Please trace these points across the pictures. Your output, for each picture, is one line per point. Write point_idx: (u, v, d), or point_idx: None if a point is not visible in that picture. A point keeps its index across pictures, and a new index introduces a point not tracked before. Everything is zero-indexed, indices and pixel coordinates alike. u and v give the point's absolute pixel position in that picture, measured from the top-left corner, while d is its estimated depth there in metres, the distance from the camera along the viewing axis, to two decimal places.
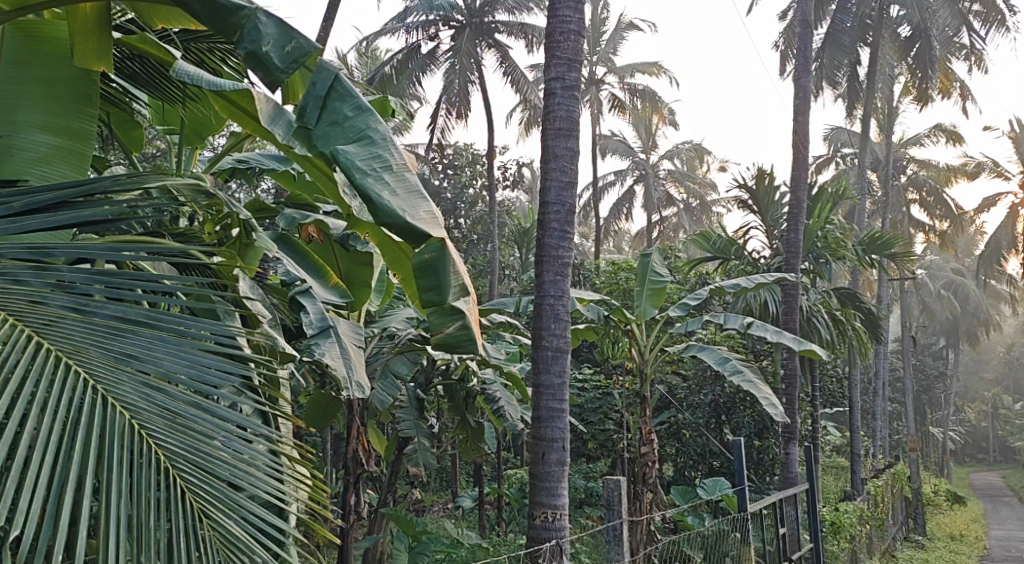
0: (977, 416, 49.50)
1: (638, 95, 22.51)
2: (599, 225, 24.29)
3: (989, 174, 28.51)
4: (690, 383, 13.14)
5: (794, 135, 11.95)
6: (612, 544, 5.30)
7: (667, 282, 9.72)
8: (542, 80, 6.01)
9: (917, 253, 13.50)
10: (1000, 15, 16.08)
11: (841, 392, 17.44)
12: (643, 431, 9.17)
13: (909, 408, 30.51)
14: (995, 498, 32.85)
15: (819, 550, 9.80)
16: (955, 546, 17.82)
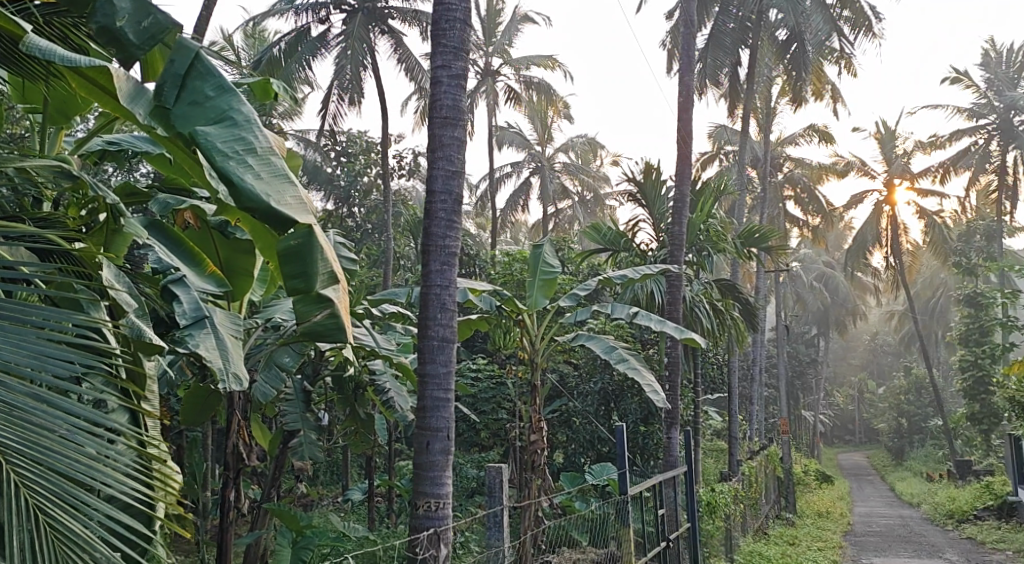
0: (845, 400, 52.61)
1: (532, 88, 22.63)
2: (494, 216, 24.33)
3: (857, 173, 30.18)
4: (581, 371, 13.42)
5: (679, 131, 12.29)
6: (492, 531, 5.34)
7: (557, 273, 9.83)
8: (429, 68, 5.95)
9: (792, 246, 14.11)
10: (868, 22, 16.98)
11: (721, 378, 18.16)
12: (532, 419, 9.25)
13: (782, 393, 32.11)
14: (859, 477, 35.00)
15: (696, 530, 10.15)
16: (822, 522, 18.90)
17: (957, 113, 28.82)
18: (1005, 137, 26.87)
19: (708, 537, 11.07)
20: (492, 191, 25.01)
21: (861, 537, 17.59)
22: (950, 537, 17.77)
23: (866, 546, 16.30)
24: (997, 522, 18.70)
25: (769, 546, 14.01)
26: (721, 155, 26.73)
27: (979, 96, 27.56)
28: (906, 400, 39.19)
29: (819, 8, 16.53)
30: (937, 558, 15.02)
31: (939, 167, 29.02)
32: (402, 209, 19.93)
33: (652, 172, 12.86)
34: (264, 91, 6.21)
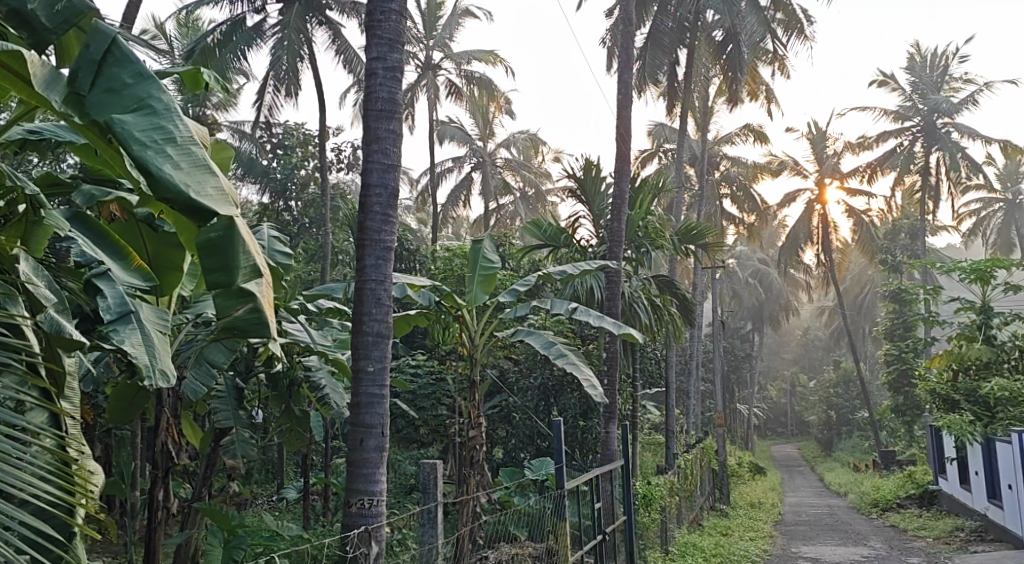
0: (778, 394, 53.89)
1: (474, 83, 22.56)
2: (434, 211, 24.19)
3: (790, 173, 30.90)
4: (522, 366, 13.34)
5: (618, 128, 12.40)
6: (426, 528, 5.32)
7: (497, 269, 9.81)
8: (363, 60, 5.87)
9: (728, 244, 14.37)
10: (800, 25, 17.38)
11: (658, 372, 18.40)
12: (470, 415, 9.23)
13: (718, 387, 32.71)
14: (790, 468, 35.95)
15: (631, 523, 10.27)
16: (754, 513, 19.34)
17: (884, 115, 29.73)
18: (929, 139, 27.83)
19: (644, 529, 11.21)
20: (433, 186, 24.87)
21: (791, 527, 18.05)
22: (875, 525, 18.36)
23: (795, 535, 16.73)
24: (919, 510, 19.43)
25: (703, 537, 14.26)
26: (660, 153, 27.05)
27: (905, 99, 28.48)
28: (834, 393, 40.34)
29: (753, 10, 16.86)
30: (862, 545, 15.50)
31: (866, 167, 29.91)
32: (340, 203, 19.65)
33: (592, 169, 12.95)
34: (194, 81, 6.03)
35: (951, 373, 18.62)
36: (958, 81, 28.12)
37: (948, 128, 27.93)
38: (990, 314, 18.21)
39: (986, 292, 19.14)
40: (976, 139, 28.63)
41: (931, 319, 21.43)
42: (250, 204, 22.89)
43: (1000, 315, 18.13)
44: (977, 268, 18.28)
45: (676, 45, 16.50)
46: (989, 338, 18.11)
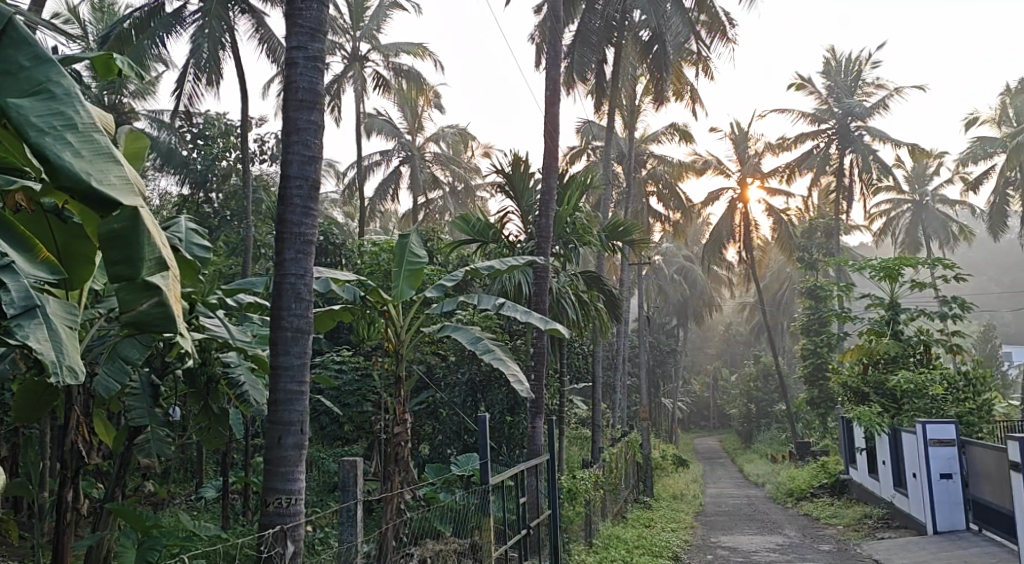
0: (701, 388, 55.09)
1: (402, 75, 22.32)
2: (361, 205, 23.84)
3: (713, 172, 31.58)
4: (450, 362, 13.28)
5: (545, 124, 12.46)
6: (345, 527, 5.25)
7: (423, 264, 9.75)
8: (283, 49, 5.74)
9: (653, 241, 14.58)
10: (723, 26, 17.76)
11: (585, 367, 18.57)
12: (395, 411, 9.16)
13: (643, 381, 33.21)
14: (711, 460, 36.83)
15: (557, 517, 10.33)
16: (676, 504, 19.74)
17: (802, 117, 30.67)
18: (843, 141, 28.82)
19: (568, 522, 11.29)
20: (360, 180, 24.53)
21: (711, 517, 18.49)
22: (790, 514, 18.95)
23: (715, 525, 17.14)
24: (831, 499, 20.16)
25: (626, 529, 14.48)
26: (588, 150, 27.28)
27: (821, 102, 29.44)
28: (754, 386, 41.47)
29: (678, 11, 17.16)
30: (778, 533, 15.98)
31: (785, 168, 30.79)
32: (263, 195, 19.21)
33: (521, 165, 12.99)
34: (107, 68, 5.82)
35: (861, 367, 19.37)
36: (871, 85, 29.22)
37: (861, 131, 29.00)
38: (897, 310, 19.08)
39: (895, 289, 19.96)
40: (888, 141, 29.78)
41: (844, 314, 22.21)
42: (168, 196, 22.19)
43: (907, 311, 19.03)
44: (886, 266, 19.02)
45: (603, 43, 16.66)
46: (897, 334, 18.96)
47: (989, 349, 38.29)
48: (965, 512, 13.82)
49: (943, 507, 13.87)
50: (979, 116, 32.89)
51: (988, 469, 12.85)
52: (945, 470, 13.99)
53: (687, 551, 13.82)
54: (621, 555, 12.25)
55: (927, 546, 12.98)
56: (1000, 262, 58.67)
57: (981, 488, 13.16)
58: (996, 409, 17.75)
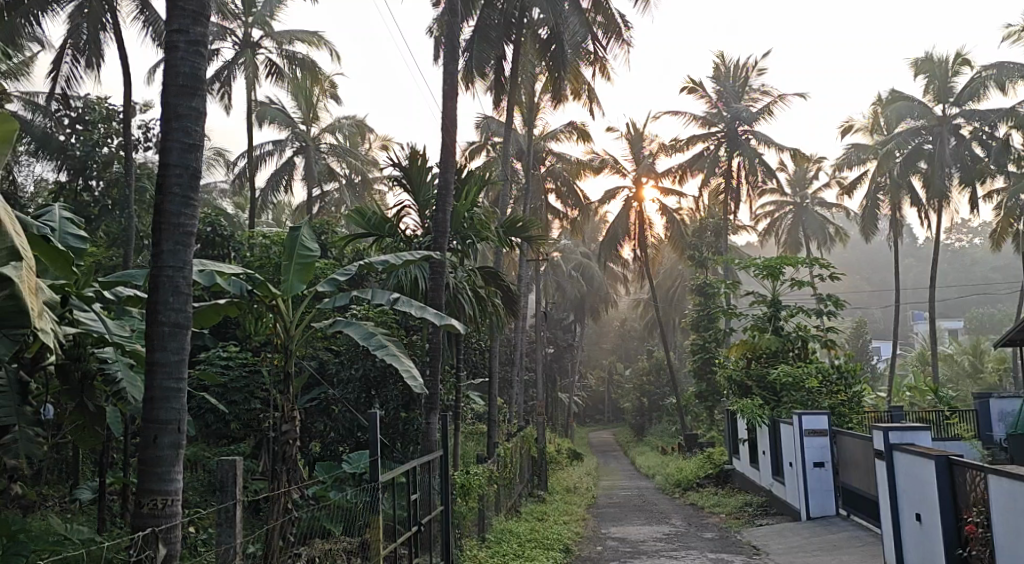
0: (597, 383, 56.23)
1: (296, 64, 21.76)
2: (252, 197, 23.10)
3: (610, 171, 32.19)
4: (342, 357, 12.99)
5: (443, 119, 12.39)
6: (223, 529, 5.09)
7: (315, 258, 9.53)
8: (162, 31, 5.50)
9: (551, 238, 14.71)
10: (618, 28, 18.07)
11: (482, 362, 18.58)
12: (284, 408, 8.93)
13: (539, 376, 33.55)
14: (604, 453, 37.62)
15: (449, 513, 10.30)
16: (569, 497, 20.06)
17: (693, 120, 31.62)
18: (731, 144, 29.90)
19: (460, 518, 11.26)
20: (252, 170, 23.77)
21: (602, 509, 18.86)
22: (677, 504, 19.54)
23: (606, 517, 17.50)
24: (715, 488, 20.94)
25: (519, 523, 14.60)
26: (488, 146, 27.29)
27: (712, 106, 30.46)
28: (647, 381, 42.58)
29: (577, 12, 17.36)
30: (665, 523, 16.45)
31: (678, 168, 31.69)
32: (146, 184, 18.35)
33: (418, 159, 12.88)
34: None
35: (745, 361, 20.17)
36: (756, 92, 30.43)
37: (747, 136, 30.15)
38: (778, 307, 19.98)
39: (776, 287, 20.85)
40: (772, 145, 31.06)
41: (731, 311, 23.04)
42: (42, 182, 20.92)
43: (787, 308, 19.95)
44: (769, 265, 19.86)
45: (503, 40, 16.70)
46: (778, 330, 19.87)
47: (861, 344, 40.56)
48: (835, 498, 14.61)
49: (816, 494, 14.63)
50: (855, 123, 34.71)
51: (856, 458, 13.62)
52: (818, 459, 14.76)
53: (579, 543, 14.07)
54: (513, 549, 12.33)
55: (802, 532, 13.62)
56: (871, 263, 62.26)
57: (850, 476, 13.94)
58: (866, 400, 18.82)
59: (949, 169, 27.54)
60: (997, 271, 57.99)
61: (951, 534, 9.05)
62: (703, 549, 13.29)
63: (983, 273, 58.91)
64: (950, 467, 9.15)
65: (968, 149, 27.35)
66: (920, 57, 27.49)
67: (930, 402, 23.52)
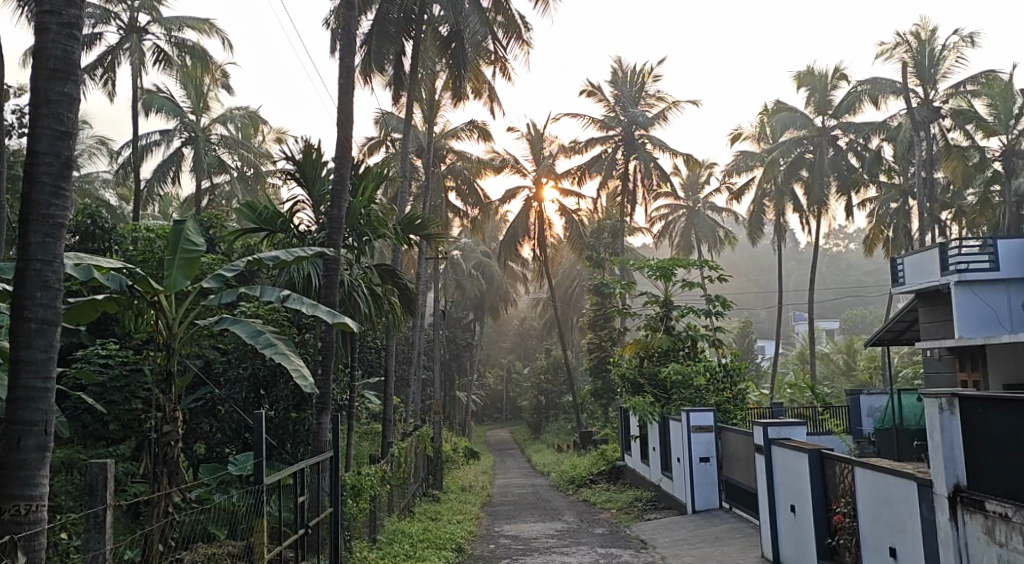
0: (495, 381, 56.52)
1: (185, 51, 20.91)
2: (136, 188, 22.06)
3: (510, 170, 32.34)
4: (230, 357, 12.55)
5: (339, 114, 12.17)
6: (91, 535, 4.86)
7: (200, 253, 9.20)
8: (31, 12, 5.21)
9: (449, 236, 14.65)
10: (518, 29, 18.15)
11: (378, 361, 18.32)
12: (166, 410, 8.55)
13: (436, 374, 33.40)
14: (500, 451, 37.87)
15: (339, 514, 10.11)
16: (464, 496, 20.04)
17: (592, 123, 32.12)
18: (628, 148, 30.58)
19: (350, 520, 11.05)
20: (136, 160, 22.70)
21: (496, 507, 18.95)
22: (569, 500, 19.85)
23: (499, 516, 17.60)
24: (607, 484, 21.39)
25: (411, 523, 14.50)
26: (387, 142, 26.89)
27: (609, 110, 31.06)
28: (544, 380, 43.11)
29: (477, 11, 17.31)
30: (557, 520, 16.66)
31: (576, 170, 32.09)
32: (19, 172, 17.26)
33: (312, 153, 12.60)
34: None
35: (638, 360, 20.67)
36: (652, 97, 31.16)
37: (643, 140, 30.88)
38: (670, 307, 20.53)
39: (668, 288, 21.41)
40: (667, 150, 31.90)
41: (626, 311, 23.53)
42: None
43: (678, 308, 20.54)
44: (662, 266, 20.39)
45: (402, 36, 16.53)
46: (669, 329, 20.45)
47: (747, 343, 42.18)
48: (719, 492, 15.15)
49: (701, 488, 15.11)
50: (743, 131, 36.08)
51: (739, 453, 14.17)
52: (703, 454, 15.27)
53: (472, 542, 14.10)
54: (404, 549, 12.23)
55: (687, 525, 14.07)
56: (757, 266, 64.91)
57: (733, 471, 14.47)
58: (750, 397, 19.57)
59: (828, 178, 28.97)
60: (870, 275, 61.55)
61: (822, 524, 9.52)
62: (594, 544, 13.52)
63: (858, 276, 62.44)
64: (822, 460, 9.64)
65: (845, 159, 28.83)
66: (802, 70, 28.83)
67: (808, 398, 24.67)
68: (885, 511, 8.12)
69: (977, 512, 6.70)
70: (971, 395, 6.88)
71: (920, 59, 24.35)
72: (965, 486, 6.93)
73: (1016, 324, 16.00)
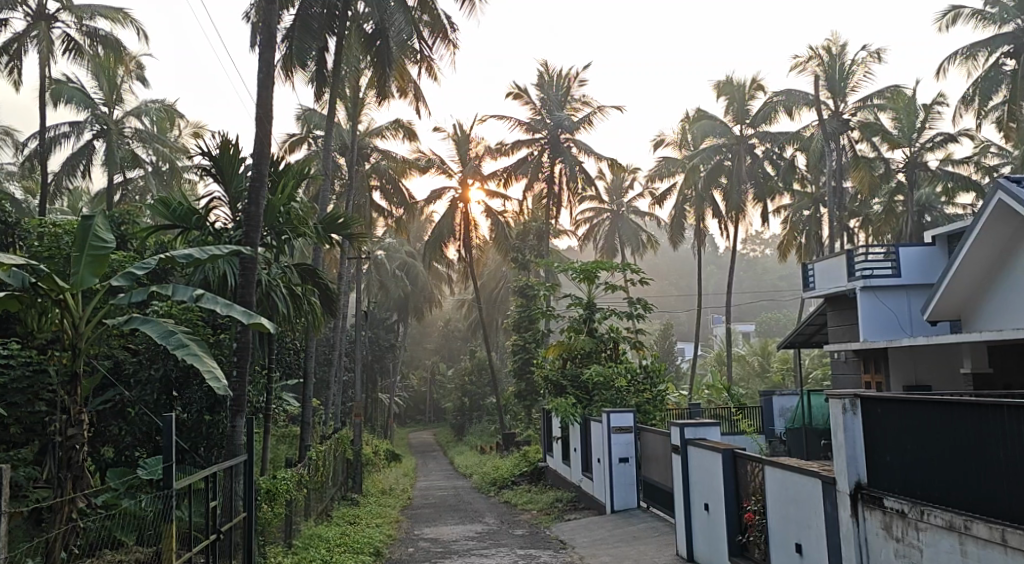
0: (419, 382, 56.26)
1: (97, 41, 20.13)
2: (41, 182, 21.05)
3: (435, 170, 32.20)
4: (140, 357, 12.11)
5: (258, 109, 11.91)
6: None
7: (110, 249, 8.85)
8: None
9: (372, 236, 14.46)
10: (444, 29, 18.02)
11: (297, 363, 17.97)
12: (71, 412, 8.21)
13: (357, 375, 32.98)
14: (423, 453, 37.66)
15: (252, 520, 9.89)
16: (383, 499, 19.83)
17: (518, 125, 32.23)
18: (553, 151, 30.80)
19: (265, 525, 10.83)
20: (43, 153, 21.69)
21: (417, 510, 18.83)
22: (490, 502, 19.88)
23: (419, 518, 17.49)
24: (529, 486, 21.51)
25: (329, 528, 14.28)
26: (309, 140, 26.41)
27: (535, 113, 31.22)
28: (468, 381, 43.09)
29: (400, 9, 17.06)
30: (477, 522, 16.67)
31: (503, 172, 32.12)
32: None
33: (229, 148, 12.32)
34: None
35: (561, 362, 20.82)
36: (578, 101, 31.46)
37: (568, 143, 31.15)
38: (593, 310, 20.76)
39: (592, 290, 21.63)
40: (592, 153, 32.23)
41: (550, 313, 23.66)
42: None
43: (601, 311, 20.80)
44: (586, 269, 20.62)
45: (324, 32, 16.29)
46: (592, 331, 20.69)
47: (667, 344, 43.02)
48: (637, 492, 15.40)
49: (620, 488, 15.34)
50: (665, 138, 36.73)
51: (656, 453, 14.44)
52: (623, 455, 15.50)
53: (390, 545, 13.96)
54: (321, 554, 12.04)
55: (606, 525, 14.26)
56: (677, 269, 66.28)
57: (651, 471, 14.72)
58: (669, 399, 19.94)
59: (745, 185, 29.79)
60: (784, 279, 63.61)
61: (733, 522, 9.79)
62: (513, 546, 13.58)
63: (773, 281, 64.44)
64: (734, 460, 9.90)
65: (761, 167, 29.68)
66: (722, 79, 29.59)
67: (724, 400, 25.31)
68: (792, 509, 8.39)
69: (876, 509, 7.00)
70: (872, 396, 7.18)
71: (832, 73, 25.28)
72: (865, 483, 7.22)
73: (916, 328, 16.71)
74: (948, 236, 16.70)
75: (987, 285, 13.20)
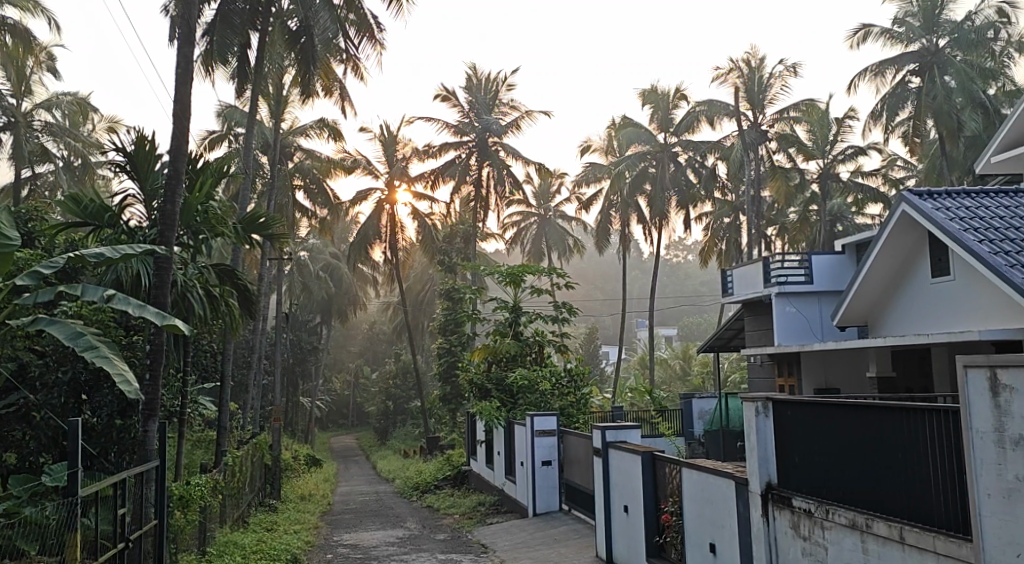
0: (342, 385, 55.43)
1: (5, 30, 19.25)
2: None
3: (361, 171, 31.82)
4: (47, 359, 11.64)
5: (175, 105, 11.56)
6: None
7: (15, 247, 8.41)
8: None
9: (294, 237, 14.17)
10: (370, 29, 17.77)
11: (214, 366, 17.47)
12: None
13: (276, 378, 32.28)
14: (345, 457, 37.16)
15: (163, 526, 9.60)
16: (302, 505, 19.46)
17: (445, 127, 32.11)
18: (481, 155, 30.79)
19: (178, 532, 10.55)
20: None
21: (337, 516, 18.56)
22: (412, 507, 19.73)
23: (339, 524, 17.24)
24: (452, 489, 21.42)
25: (244, 534, 13.94)
26: (230, 137, 25.79)
27: (464, 116, 31.19)
28: (392, 384, 42.67)
29: (325, 6, 16.56)
30: (399, 527, 16.51)
31: (429, 174, 31.94)
32: None
33: (145, 144, 11.91)
34: None
35: (486, 365, 20.81)
36: (506, 105, 31.52)
37: (496, 147, 31.20)
38: (518, 313, 20.82)
39: (517, 294, 21.67)
40: (519, 157, 32.35)
41: (475, 316, 23.57)
42: None
43: (527, 314, 20.88)
44: (512, 273, 20.68)
45: (246, 28, 15.90)
46: (517, 335, 20.76)
47: (591, 348, 43.49)
48: (559, 494, 15.50)
49: (542, 491, 15.43)
50: (592, 144, 37.15)
51: (578, 456, 14.57)
52: (546, 457, 15.60)
53: (308, 552, 13.70)
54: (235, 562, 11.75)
55: (527, 528, 14.32)
56: (602, 273, 67.01)
57: (573, 473, 14.85)
58: (592, 402, 20.14)
59: (669, 193, 30.38)
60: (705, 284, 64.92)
61: (651, 522, 9.95)
62: (434, 550, 13.50)
63: (694, 286, 65.80)
64: (653, 462, 10.07)
65: (683, 175, 30.29)
66: (647, 88, 30.12)
67: (646, 403, 25.69)
68: (707, 509, 8.58)
69: (785, 508, 7.22)
70: (783, 399, 7.43)
71: (751, 85, 26.04)
72: (776, 484, 7.45)
73: (827, 333, 17.29)
74: (857, 245, 17.35)
75: (894, 289, 13.67)
